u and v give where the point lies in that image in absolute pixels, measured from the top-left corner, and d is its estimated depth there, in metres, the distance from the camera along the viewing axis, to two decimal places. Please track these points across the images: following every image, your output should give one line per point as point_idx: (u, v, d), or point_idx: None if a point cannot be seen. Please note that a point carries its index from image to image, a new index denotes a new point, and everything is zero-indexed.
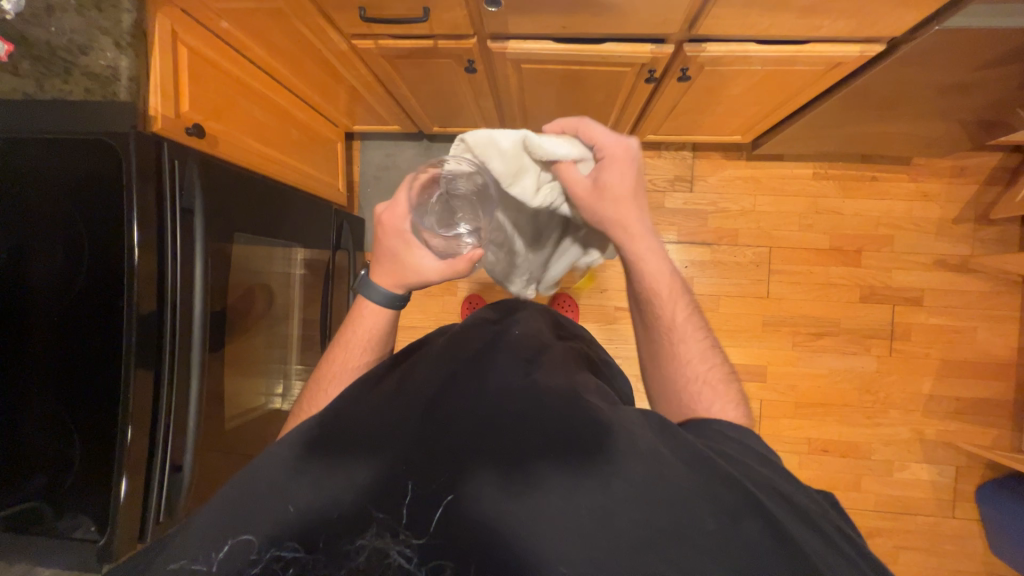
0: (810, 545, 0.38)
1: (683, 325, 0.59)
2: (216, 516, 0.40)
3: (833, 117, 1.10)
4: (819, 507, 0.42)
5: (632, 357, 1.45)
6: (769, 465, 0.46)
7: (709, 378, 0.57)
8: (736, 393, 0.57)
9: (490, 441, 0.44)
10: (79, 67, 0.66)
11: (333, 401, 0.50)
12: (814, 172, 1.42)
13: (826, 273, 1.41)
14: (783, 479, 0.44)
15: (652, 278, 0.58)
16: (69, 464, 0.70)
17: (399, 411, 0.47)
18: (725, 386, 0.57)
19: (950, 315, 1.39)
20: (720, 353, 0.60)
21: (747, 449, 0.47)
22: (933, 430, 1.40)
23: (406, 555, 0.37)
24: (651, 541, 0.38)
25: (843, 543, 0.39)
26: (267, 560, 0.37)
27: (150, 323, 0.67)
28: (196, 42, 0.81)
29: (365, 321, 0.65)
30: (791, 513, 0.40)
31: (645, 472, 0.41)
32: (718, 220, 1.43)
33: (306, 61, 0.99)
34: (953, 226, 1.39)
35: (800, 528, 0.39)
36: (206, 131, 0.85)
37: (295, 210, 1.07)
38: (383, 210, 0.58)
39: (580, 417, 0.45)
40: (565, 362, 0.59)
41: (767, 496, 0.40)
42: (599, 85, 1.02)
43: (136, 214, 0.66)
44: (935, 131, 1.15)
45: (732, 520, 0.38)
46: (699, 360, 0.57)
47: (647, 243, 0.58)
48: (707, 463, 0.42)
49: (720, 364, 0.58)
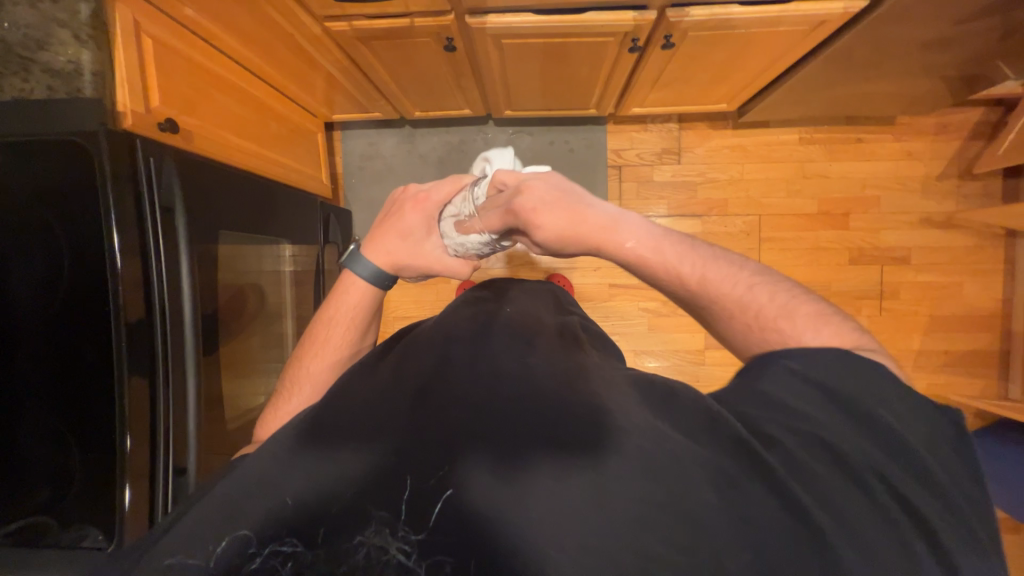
0: (824, 492, 0.39)
1: (704, 284, 0.53)
2: (207, 516, 0.39)
3: (818, 79, 1.09)
4: (861, 455, 0.40)
5: (628, 333, 1.46)
6: (834, 406, 0.43)
7: (765, 320, 0.51)
8: (804, 322, 0.50)
9: (489, 423, 0.44)
10: (38, 63, 0.63)
11: (332, 397, 0.50)
12: (800, 137, 1.42)
13: (816, 238, 1.43)
14: (828, 423, 0.42)
15: (649, 269, 0.55)
16: (70, 475, 0.69)
17: (396, 402, 0.47)
18: (788, 319, 0.50)
19: (937, 271, 1.42)
20: (764, 280, 0.54)
21: (811, 384, 0.44)
22: (923, 385, 1.44)
23: (405, 551, 0.35)
24: (653, 511, 0.38)
25: (878, 493, 0.39)
26: (266, 555, 0.36)
27: (140, 329, 0.66)
28: (160, 31, 0.77)
29: (350, 297, 0.68)
30: (829, 467, 0.40)
31: (645, 445, 0.41)
32: (707, 191, 1.43)
33: (278, 47, 0.95)
34: (938, 183, 1.41)
35: (829, 479, 0.39)
36: (181, 127, 0.83)
37: (281, 205, 1.05)
38: (422, 190, 0.72)
39: (570, 399, 0.46)
40: (562, 342, 0.59)
41: (798, 445, 0.41)
42: (582, 57, 1.00)
43: (115, 222, 0.64)
44: (918, 88, 1.15)
45: (737, 489, 0.39)
46: (742, 310, 0.52)
47: (624, 237, 0.56)
48: (711, 431, 0.42)
49: (769, 297, 0.52)
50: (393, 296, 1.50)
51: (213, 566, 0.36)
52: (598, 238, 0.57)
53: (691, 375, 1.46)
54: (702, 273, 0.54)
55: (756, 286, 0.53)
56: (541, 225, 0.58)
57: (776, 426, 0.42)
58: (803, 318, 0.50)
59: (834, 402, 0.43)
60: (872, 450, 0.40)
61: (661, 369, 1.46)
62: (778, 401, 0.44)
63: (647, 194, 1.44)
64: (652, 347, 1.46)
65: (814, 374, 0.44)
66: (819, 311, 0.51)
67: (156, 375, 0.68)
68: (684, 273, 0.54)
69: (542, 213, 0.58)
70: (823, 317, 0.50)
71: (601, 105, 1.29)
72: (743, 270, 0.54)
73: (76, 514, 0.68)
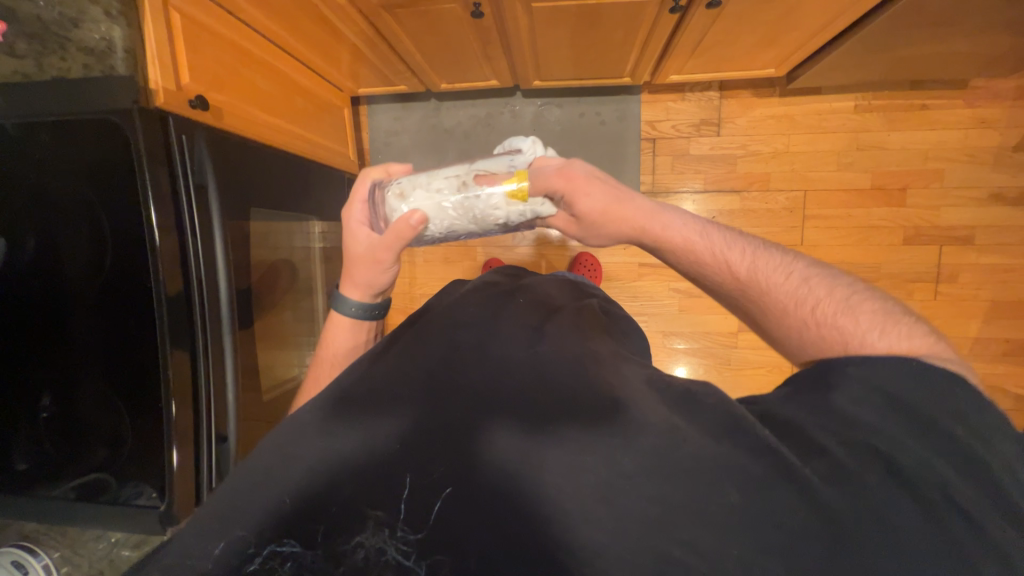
0: (871, 498, 0.37)
1: (754, 280, 0.58)
2: (212, 518, 0.39)
3: (881, 39, 0.98)
4: (924, 472, 0.39)
5: (657, 314, 1.42)
6: (889, 409, 0.43)
7: (823, 318, 0.53)
8: (869, 318, 0.51)
9: (491, 411, 0.44)
10: (73, 42, 0.64)
11: (348, 380, 0.51)
12: (855, 105, 1.30)
13: (867, 215, 1.32)
14: (889, 433, 0.41)
15: (688, 253, 0.62)
16: (121, 440, 0.73)
17: (401, 383, 0.48)
18: (850, 315, 0.52)
19: (1004, 253, 1.30)
20: (823, 275, 0.57)
21: (867, 391, 0.44)
22: (978, 374, 1.34)
23: (404, 552, 0.35)
24: (662, 515, 0.37)
25: (937, 507, 0.37)
26: (266, 556, 0.36)
27: (178, 304, 0.69)
28: (186, 5, 0.76)
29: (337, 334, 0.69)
30: (881, 476, 0.39)
31: (658, 439, 0.41)
32: (748, 164, 1.34)
33: (304, 19, 0.93)
34: (1013, 155, 1.27)
35: (874, 483, 0.38)
36: (211, 104, 0.83)
37: (308, 182, 1.06)
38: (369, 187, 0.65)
39: (576, 390, 0.46)
40: (578, 329, 0.58)
41: (844, 454, 0.40)
42: (617, 21, 0.94)
43: (152, 197, 0.66)
44: (1000, 45, 1.02)
45: (756, 490, 0.38)
46: (798, 304, 0.55)
47: (666, 220, 0.63)
48: (730, 430, 0.42)
49: (830, 295, 0.54)
50: (420, 273, 1.50)
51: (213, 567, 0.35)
52: (640, 224, 0.63)
53: (722, 358, 1.42)
54: (752, 262, 0.59)
55: (811, 284, 0.56)
56: (587, 194, 0.63)
57: (819, 432, 0.42)
58: (868, 317, 0.51)
59: (895, 409, 0.43)
60: (932, 458, 0.40)
61: (690, 352, 1.42)
62: (829, 405, 0.44)
63: (682, 169, 1.36)
64: (682, 329, 1.42)
65: (875, 380, 0.45)
66: (884, 308, 0.53)
67: (196, 346, 0.71)
68: (731, 268, 0.59)
69: (587, 188, 0.63)
70: (888, 315, 0.52)
71: (636, 74, 1.22)
72: (798, 264, 0.58)
73: (131, 474, 0.73)
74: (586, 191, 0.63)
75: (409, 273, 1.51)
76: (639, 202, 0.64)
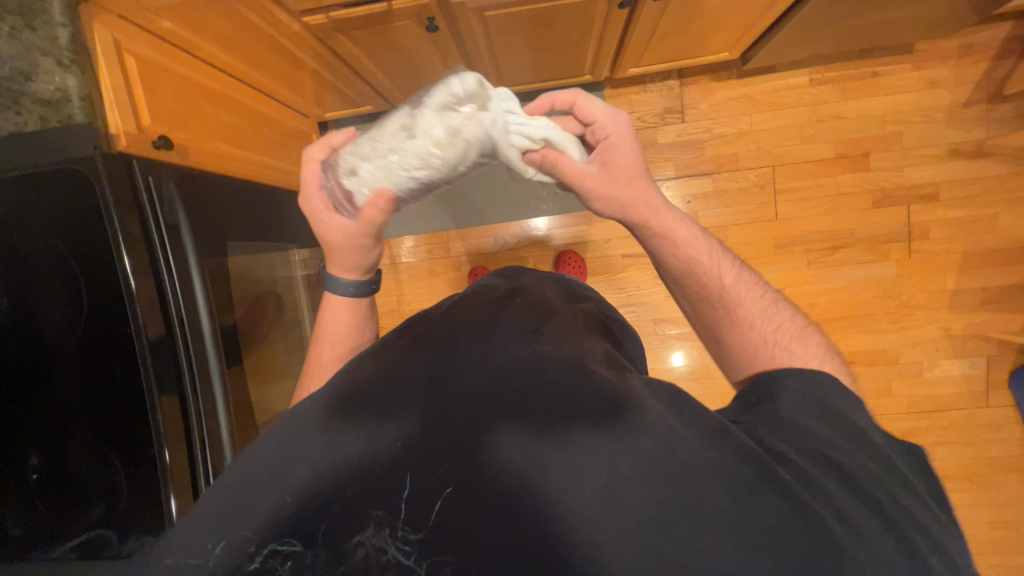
0: (839, 504, 0.39)
1: (735, 288, 0.61)
2: (210, 511, 0.41)
3: (823, 15, 1.02)
4: (874, 481, 0.41)
5: (645, 302, 1.44)
6: (827, 419, 0.45)
7: (778, 339, 0.57)
8: (816, 347, 0.56)
9: (500, 414, 0.43)
10: (27, 94, 0.63)
11: (340, 378, 0.49)
12: (810, 79, 1.34)
13: (835, 183, 1.36)
14: (837, 442, 0.43)
15: (680, 246, 0.63)
16: (117, 492, 0.71)
17: (398, 387, 0.46)
18: (802, 342, 0.56)
19: (969, 205, 1.34)
20: (787, 304, 0.61)
21: (810, 403, 0.46)
22: (961, 325, 1.37)
23: (404, 552, 0.37)
24: (662, 514, 0.39)
25: (891, 511, 0.39)
26: (266, 554, 0.38)
27: (162, 347, 0.68)
28: (140, 47, 0.76)
29: (334, 313, 0.72)
30: (840, 483, 0.40)
31: (658, 440, 0.41)
32: (715, 146, 1.37)
33: (260, 49, 0.94)
34: (964, 111, 1.32)
35: (834, 489, 0.40)
36: (175, 142, 0.83)
37: (282, 211, 1.06)
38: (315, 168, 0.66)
39: (581, 387, 0.45)
40: (573, 328, 0.59)
41: (805, 461, 0.41)
42: (569, 20, 0.96)
43: (124, 244, 0.65)
44: (938, 8, 1.06)
45: (748, 494, 0.39)
46: (764, 322, 0.58)
47: (667, 216, 0.63)
48: (720, 435, 0.42)
49: (791, 321, 0.59)
50: (407, 289, 1.50)
51: (216, 565, 0.38)
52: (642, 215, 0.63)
53: None
54: (733, 275, 0.62)
55: (778, 306, 0.60)
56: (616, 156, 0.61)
57: (782, 442, 0.43)
58: (814, 347, 0.56)
59: (833, 420, 0.44)
60: (878, 470, 0.41)
61: (683, 336, 1.43)
62: (783, 418, 0.45)
63: (652, 158, 1.39)
64: (672, 314, 1.43)
65: (811, 391, 0.47)
66: (828, 346, 0.57)
67: (184, 387, 0.70)
68: (719, 272, 0.62)
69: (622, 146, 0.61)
70: (830, 350, 0.57)
71: (596, 70, 1.24)
72: (766, 290, 0.62)
73: (131, 526, 0.71)
74: (613, 159, 0.61)
75: (396, 291, 1.50)
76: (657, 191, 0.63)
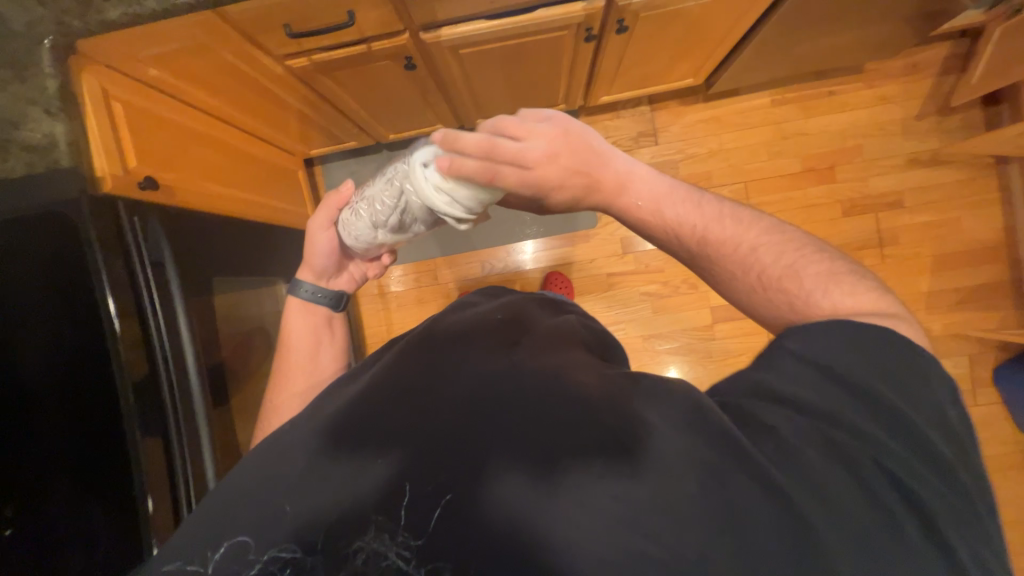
0: (820, 483, 0.38)
1: (704, 245, 0.57)
2: (204, 525, 0.43)
3: (775, 42, 1.10)
4: (867, 449, 0.40)
5: (633, 319, 1.45)
6: (826, 381, 0.42)
7: (769, 282, 0.54)
8: (813, 278, 0.51)
9: (473, 420, 0.44)
10: (16, 142, 0.65)
11: (328, 400, 0.50)
12: (772, 100, 1.42)
13: (805, 195, 1.42)
14: (834, 411, 0.41)
15: (649, 219, 0.59)
16: (96, 539, 0.68)
17: (376, 397, 0.47)
18: (793, 277, 0.52)
19: (933, 209, 1.40)
20: (773, 235, 0.56)
21: (811, 371, 0.43)
22: (940, 325, 1.41)
23: (405, 557, 0.39)
24: (636, 509, 0.39)
25: (875, 484, 0.39)
26: (267, 560, 0.40)
27: (147, 388, 0.68)
28: (125, 94, 0.79)
29: (296, 318, 0.78)
30: (827, 456, 0.39)
31: (631, 435, 0.42)
32: (689, 166, 1.43)
33: (246, 92, 0.97)
34: (918, 123, 1.40)
35: (816, 457, 0.39)
36: (162, 184, 0.84)
37: (268, 245, 1.07)
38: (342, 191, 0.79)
39: (553, 390, 0.46)
40: (553, 335, 0.59)
41: (790, 432, 0.41)
42: (540, 54, 1.01)
43: (110, 286, 0.66)
44: (879, 33, 1.15)
45: (717, 481, 0.39)
46: (744, 271, 0.55)
47: (634, 190, 0.59)
48: (695, 422, 0.42)
49: (777, 258, 0.54)
50: (396, 318, 1.50)
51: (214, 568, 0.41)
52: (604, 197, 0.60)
53: (703, 351, 1.45)
54: (704, 230, 0.57)
55: (757, 245, 0.55)
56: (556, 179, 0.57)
57: (770, 414, 0.42)
58: (812, 278, 0.51)
59: (837, 384, 0.42)
60: (879, 434, 0.40)
61: (673, 351, 1.44)
62: (776, 393, 0.43)
63: None
64: (661, 330, 1.45)
65: (816, 355, 0.44)
66: (831, 270, 0.52)
67: (168, 430, 0.69)
68: (694, 228, 0.57)
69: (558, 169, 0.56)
70: (833, 275, 0.51)
71: (569, 99, 1.31)
72: (751, 228, 0.56)
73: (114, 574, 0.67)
74: (560, 165, 0.56)
75: (385, 320, 1.50)
76: (609, 168, 0.58)
